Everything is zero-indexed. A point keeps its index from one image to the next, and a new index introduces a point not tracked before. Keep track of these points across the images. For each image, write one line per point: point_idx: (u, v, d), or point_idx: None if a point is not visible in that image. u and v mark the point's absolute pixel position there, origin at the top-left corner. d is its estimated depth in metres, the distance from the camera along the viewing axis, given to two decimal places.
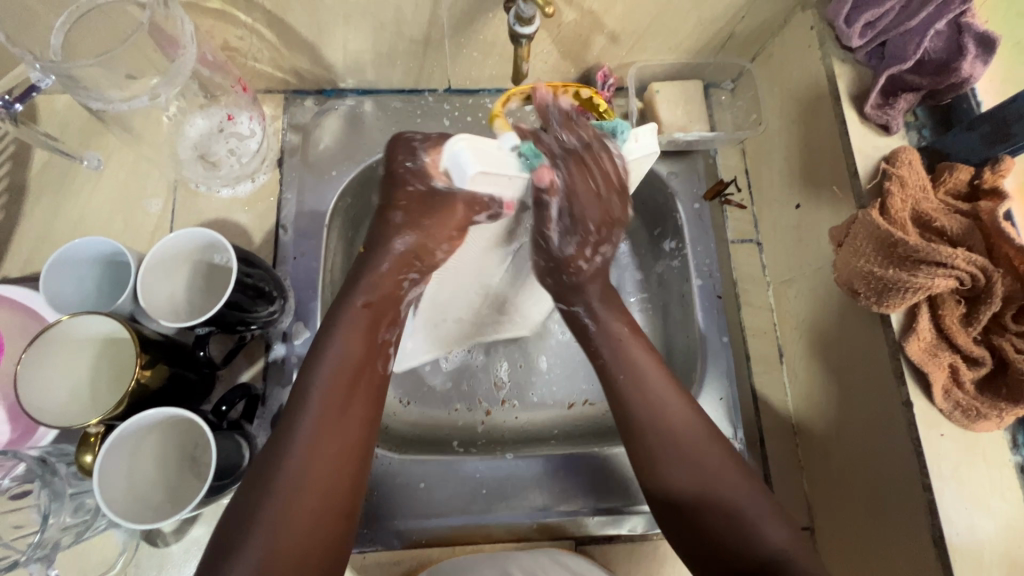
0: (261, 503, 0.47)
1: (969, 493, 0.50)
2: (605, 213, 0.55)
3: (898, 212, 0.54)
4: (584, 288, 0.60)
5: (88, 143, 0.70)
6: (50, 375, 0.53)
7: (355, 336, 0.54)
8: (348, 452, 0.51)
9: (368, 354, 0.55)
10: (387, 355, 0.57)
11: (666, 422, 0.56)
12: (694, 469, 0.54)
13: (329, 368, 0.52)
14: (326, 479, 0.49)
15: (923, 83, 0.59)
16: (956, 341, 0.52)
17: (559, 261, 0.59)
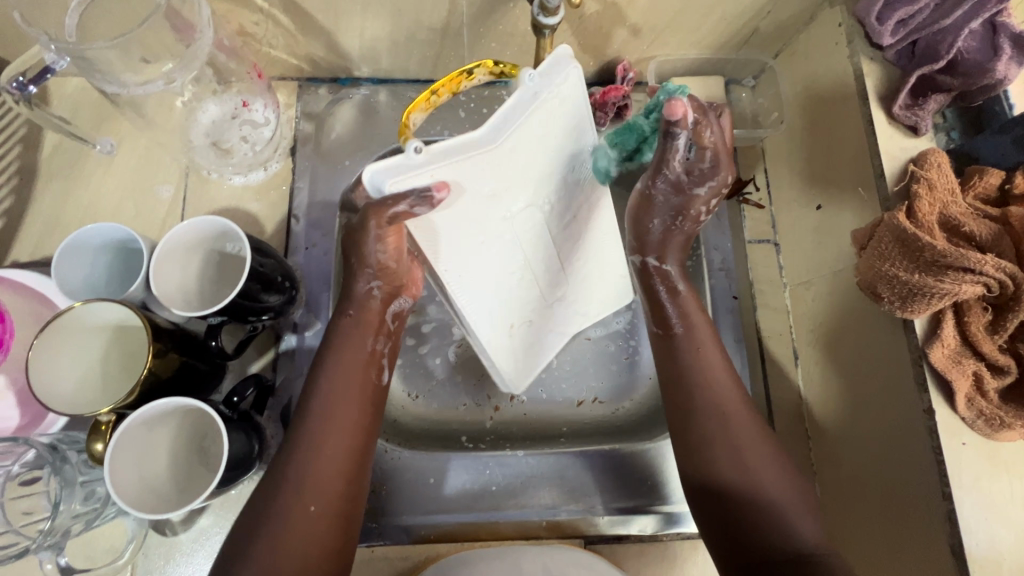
0: (267, 512, 0.48)
1: (990, 504, 0.50)
2: (708, 174, 0.53)
3: (925, 215, 0.53)
4: (670, 241, 0.60)
5: (100, 127, 0.69)
6: (62, 361, 0.52)
7: (349, 346, 0.55)
8: (349, 459, 0.51)
9: (365, 362, 0.55)
10: (379, 364, 0.56)
11: (722, 410, 0.55)
12: (747, 458, 0.53)
13: (331, 377, 0.53)
14: (328, 485, 0.49)
15: (955, 83, 0.57)
16: (981, 349, 0.51)
17: (681, 204, 0.56)
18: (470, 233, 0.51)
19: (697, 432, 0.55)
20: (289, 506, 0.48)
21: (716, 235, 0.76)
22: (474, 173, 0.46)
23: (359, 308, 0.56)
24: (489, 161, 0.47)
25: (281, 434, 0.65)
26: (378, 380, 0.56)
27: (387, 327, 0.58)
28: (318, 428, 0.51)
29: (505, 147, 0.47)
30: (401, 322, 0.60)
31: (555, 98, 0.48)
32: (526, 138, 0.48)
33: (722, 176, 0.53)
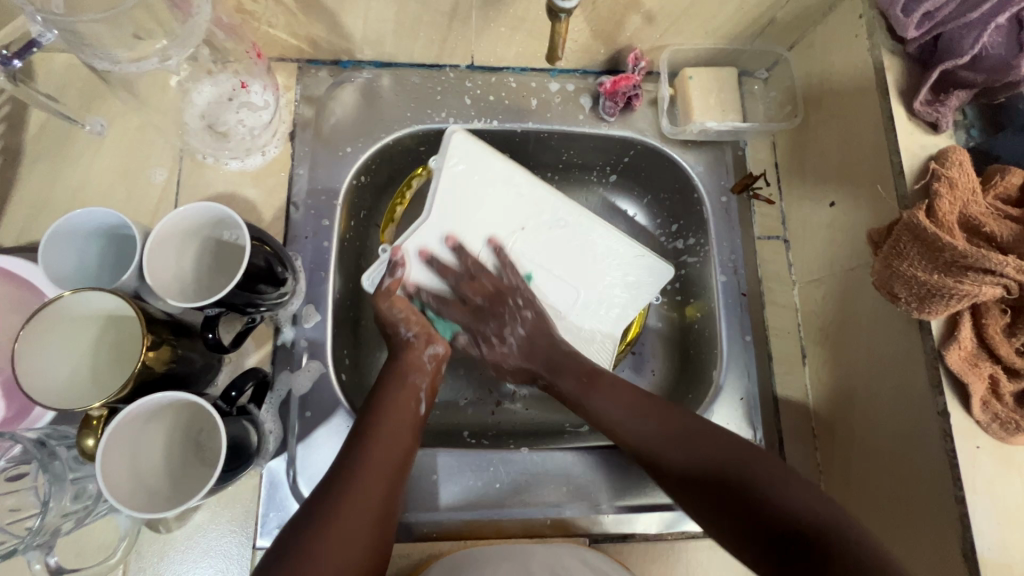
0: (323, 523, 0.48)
1: (1003, 509, 0.49)
2: (507, 287, 0.68)
3: (946, 214, 0.52)
4: (499, 325, 0.68)
5: (90, 106, 0.66)
6: (53, 350, 0.50)
7: (398, 389, 0.60)
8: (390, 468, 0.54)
9: (410, 397, 0.60)
10: (416, 396, 0.61)
11: (670, 415, 0.59)
12: (711, 455, 0.54)
13: (384, 415, 0.57)
14: (372, 489, 0.51)
15: (978, 78, 0.56)
16: (998, 352, 0.51)
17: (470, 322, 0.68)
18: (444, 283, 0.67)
19: (648, 445, 0.58)
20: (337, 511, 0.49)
21: (725, 231, 0.75)
22: (427, 245, 0.67)
23: (403, 351, 0.63)
24: (441, 230, 0.67)
25: (280, 428, 0.63)
26: (417, 413, 0.60)
27: (423, 365, 0.63)
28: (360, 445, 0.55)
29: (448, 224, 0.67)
30: (439, 362, 0.65)
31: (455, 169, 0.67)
32: (454, 206, 0.67)
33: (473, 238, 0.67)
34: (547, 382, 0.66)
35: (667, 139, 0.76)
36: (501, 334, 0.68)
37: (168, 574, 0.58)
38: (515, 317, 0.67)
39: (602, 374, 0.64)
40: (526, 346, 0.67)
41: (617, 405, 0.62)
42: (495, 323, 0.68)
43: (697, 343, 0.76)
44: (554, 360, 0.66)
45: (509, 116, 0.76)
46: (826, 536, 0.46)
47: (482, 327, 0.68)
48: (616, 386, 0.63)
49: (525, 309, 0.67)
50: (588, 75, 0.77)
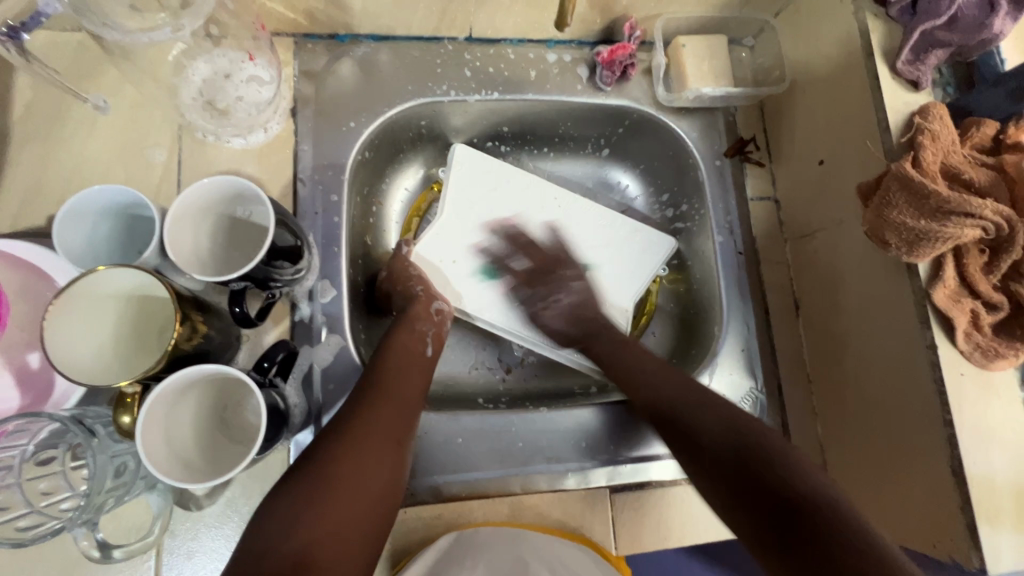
0: (330, 446, 0.51)
1: (983, 428, 0.55)
2: (563, 261, 0.79)
3: (930, 164, 0.56)
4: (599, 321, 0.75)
5: (80, 84, 0.64)
6: (77, 331, 0.49)
7: (402, 335, 0.66)
8: (386, 437, 0.54)
9: (416, 339, 0.67)
10: (425, 341, 0.68)
11: (684, 391, 0.61)
12: (726, 426, 0.55)
13: (390, 356, 0.63)
14: (380, 432, 0.54)
15: (954, 38, 0.60)
16: (978, 288, 0.55)
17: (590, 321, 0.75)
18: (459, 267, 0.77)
19: (673, 408, 0.60)
20: (321, 479, 0.48)
21: (720, 193, 0.78)
22: (440, 234, 0.77)
23: (410, 305, 0.70)
24: (448, 222, 0.77)
25: (304, 402, 0.63)
26: (425, 355, 0.67)
27: (431, 316, 0.70)
28: (351, 419, 0.54)
29: (456, 230, 0.78)
30: (445, 317, 0.72)
31: (461, 170, 0.78)
32: (463, 203, 0.78)
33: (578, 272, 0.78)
34: (585, 346, 0.73)
35: (662, 106, 0.79)
36: (551, 295, 0.76)
37: (202, 550, 0.58)
38: (569, 284, 0.77)
39: (631, 342, 0.70)
40: (577, 310, 0.75)
41: (647, 367, 0.65)
42: (545, 288, 0.76)
43: (698, 303, 0.81)
44: (593, 330, 0.73)
45: (509, 87, 0.77)
46: (822, 512, 0.45)
47: (539, 291, 0.76)
48: (642, 355, 0.67)
49: (575, 279, 0.77)
50: (584, 45, 0.79)
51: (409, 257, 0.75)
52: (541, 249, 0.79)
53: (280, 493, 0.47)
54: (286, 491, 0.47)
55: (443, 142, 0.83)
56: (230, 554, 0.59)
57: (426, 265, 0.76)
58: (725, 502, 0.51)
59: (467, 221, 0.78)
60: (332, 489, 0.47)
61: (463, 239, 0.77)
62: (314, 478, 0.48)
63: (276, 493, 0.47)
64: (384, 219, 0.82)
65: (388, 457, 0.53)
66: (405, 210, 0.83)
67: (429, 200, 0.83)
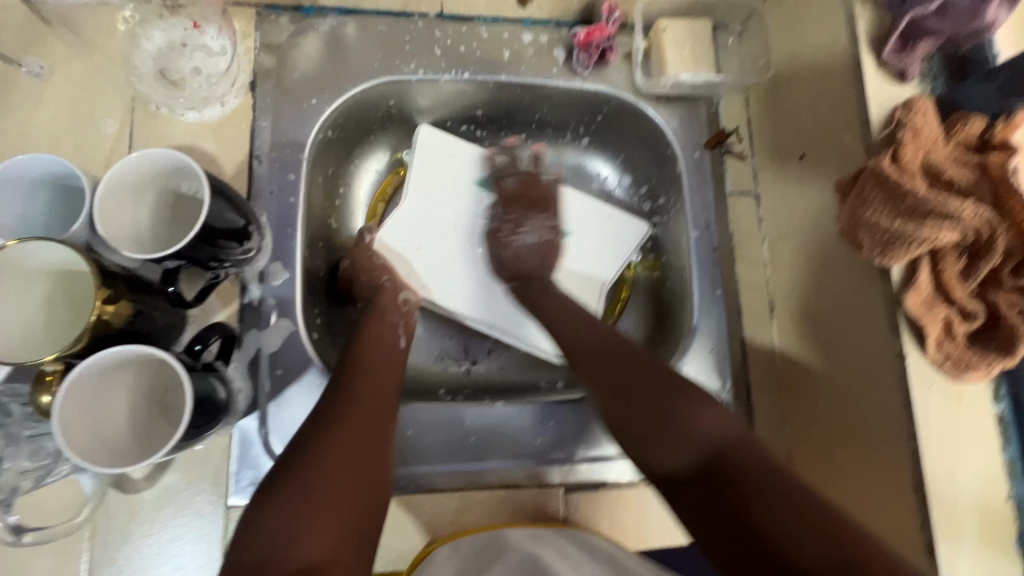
0: (310, 440, 0.50)
1: (950, 443, 0.52)
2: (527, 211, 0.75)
3: (909, 161, 0.53)
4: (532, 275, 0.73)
5: (26, 50, 0.61)
6: (0, 304, 0.48)
7: (374, 327, 0.65)
8: (366, 437, 0.52)
9: (388, 331, 0.65)
10: (397, 333, 0.66)
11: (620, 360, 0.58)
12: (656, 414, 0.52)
13: (365, 349, 0.62)
14: (356, 422, 0.53)
15: (945, 28, 0.55)
16: (953, 295, 0.52)
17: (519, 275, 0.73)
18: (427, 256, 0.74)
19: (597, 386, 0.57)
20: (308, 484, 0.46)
21: (698, 186, 0.75)
22: (405, 221, 0.75)
23: (377, 295, 0.68)
24: (413, 208, 0.75)
25: (250, 387, 0.62)
26: (398, 346, 0.65)
27: (399, 306, 0.68)
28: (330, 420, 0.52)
29: (424, 216, 0.75)
30: (412, 308, 0.70)
31: (425, 152, 0.75)
32: (429, 188, 0.76)
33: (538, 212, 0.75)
34: (522, 285, 0.72)
35: (641, 93, 0.75)
36: (520, 228, 0.74)
37: (137, 534, 0.57)
38: (543, 223, 0.74)
39: (569, 301, 0.68)
40: (543, 250, 0.74)
41: (573, 330, 0.63)
42: (520, 213, 0.75)
43: (670, 299, 0.78)
44: (531, 273, 0.73)
45: (481, 67, 0.74)
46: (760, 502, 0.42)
47: (512, 215, 0.75)
48: (560, 306, 0.67)
49: (553, 225, 0.75)
50: (562, 26, 0.75)
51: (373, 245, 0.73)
52: (517, 179, 0.76)
53: (268, 502, 0.45)
54: (276, 487, 0.46)
55: (414, 124, 0.80)
56: (167, 539, 0.57)
57: (390, 253, 0.73)
58: (681, 499, 0.47)
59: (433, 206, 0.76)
60: (324, 483, 0.46)
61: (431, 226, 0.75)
62: (297, 473, 0.47)
63: (261, 504, 0.45)
64: (351, 203, 0.79)
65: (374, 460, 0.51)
66: (372, 192, 0.80)
67: (395, 183, 0.81)
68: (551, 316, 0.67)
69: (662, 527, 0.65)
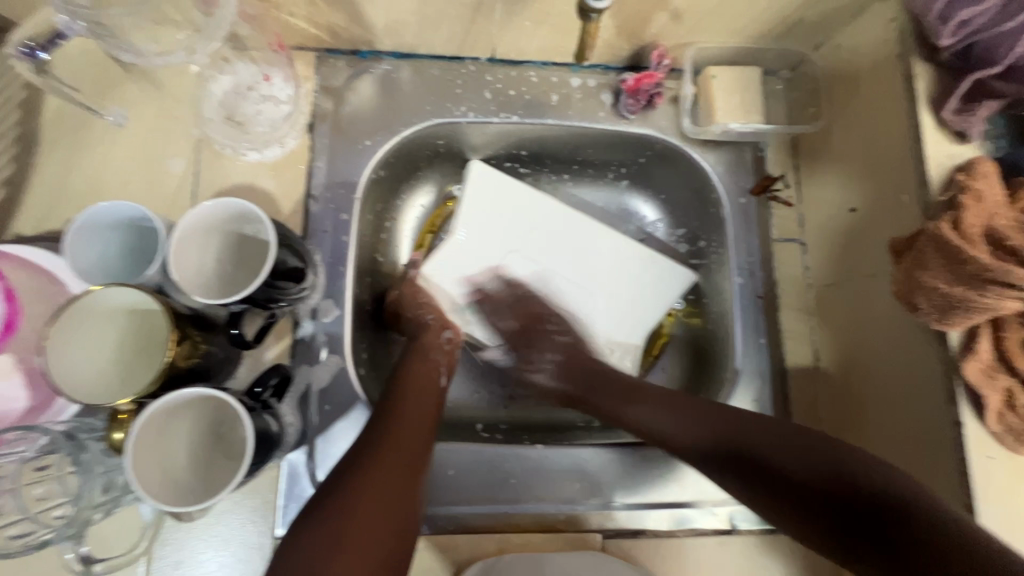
0: (351, 475, 0.51)
1: (1014, 521, 0.50)
2: (539, 308, 0.76)
3: (971, 226, 0.51)
4: (563, 390, 0.72)
5: (106, 93, 0.65)
6: (79, 347, 0.50)
7: (419, 362, 0.66)
8: (402, 474, 0.53)
9: (431, 368, 0.66)
10: (439, 371, 0.67)
11: (671, 397, 0.63)
12: (710, 428, 0.58)
13: (409, 383, 0.63)
14: (396, 459, 0.54)
15: (1010, 90, 0.54)
16: (1017, 365, 0.50)
17: (563, 397, 0.72)
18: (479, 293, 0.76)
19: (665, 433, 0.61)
20: (342, 519, 0.47)
21: (743, 232, 0.75)
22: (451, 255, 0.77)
23: (422, 328, 0.70)
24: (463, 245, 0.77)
25: (299, 422, 0.63)
26: (439, 384, 0.66)
27: (442, 345, 0.69)
28: (369, 454, 0.53)
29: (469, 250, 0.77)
30: (455, 345, 0.71)
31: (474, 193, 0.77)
32: (478, 223, 0.77)
33: (532, 338, 0.75)
34: (576, 403, 0.71)
35: (688, 138, 0.76)
36: (534, 359, 0.74)
37: (190, 560, 0.59)
38: (552, 348, 0.74)
39: (642, 389, 0.67)
40: (562, 370, 0.72)
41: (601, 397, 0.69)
42: (526, 350, 0.75)
43: (712, 344, 0.77)
44: (582, 379, 0.71)
45: (529, 110, 0.75)
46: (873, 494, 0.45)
47: (519, 343, 0.75)
48: (624, 395, 0.67)
49: (560, 336, 0.74)
50: (610, 71, 0.76)
51: (415, 279, 0.75)
52: (505, 293, 0.76)
53: (307, 535, 0.46)
54: (315, 516, 0.47)
55: (461, 160, 0.82)
56: (217, 567, 0.59)
57: (433, 286, 0.76)
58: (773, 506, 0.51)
59: (481, 243, 0.77)
60: (360, 516, 0.48)
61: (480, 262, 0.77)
62: (334, 508, 0.48)
63: (298, 530, 0.47)
64: (397, 236, 0.81)
65: (405, 492, 0.52)
66: (418, 226, 0.82)
67: (444, 215, 0.82)
68: (608, 405, 0.68)
69: None
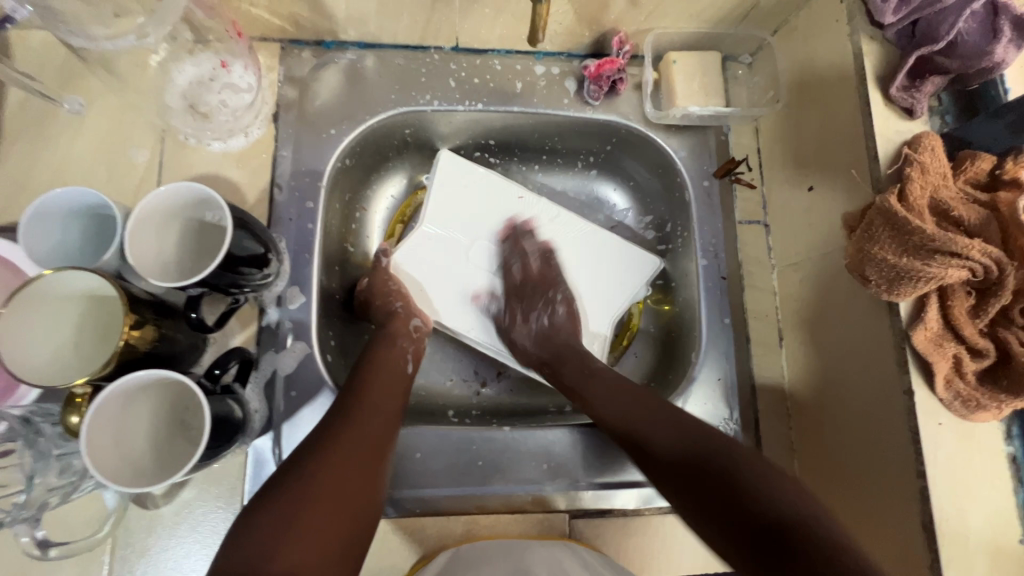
0: (312, 456, 0.52)
1: (959, 484, 0.51)
2: (554, 281, 0.76)
3: (916, 198, 0.53)
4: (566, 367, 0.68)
5: (68, 84, 0.65)
6: (32, 332, 0.50)
7: (384, 350, 0.66)
8: (365, 455, 0.54)
9: (396, 354, 0.67)
10: (406, 356, 0.68)
11: (648, 410, 0.58)
12: (680, 438, 0.54)
13: (372, 369, 0.63)
14: (356, 440, 0.54)
15: (953, 65, 0.57)
16: (962, 332, 0.52)
17: (549, 361, 0.70)
18: (450, 281, 0.76)
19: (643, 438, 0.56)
20: (301, 497, 0.48)
21: (707, 214, 0.76)
22: (421, 245, 0.76)
23: (389, 318, 0.69)
24: (433, 236, 0.76)
25: (265, 408, 0.64)
26: (406, 371, 0.66)
27: (409, 332, 0.69)
28: (330, 435, 0.54)
29: (439, 240, 0.76)
30: (423, 334, 0.71)
31: (442, 183, 0.76)
32: (446, 212, 0.76)
33: (540, 296, 0.74)
34: (553, 370, 0.69)
35: (651, 124, 0.77)
36: (531, 313, 0.73)
37: (155, 547, 0.59)
38: (550, 304, 0.74)
39: (601, 373, 0.65)
40: (544, 334, 0.72)
41: (605, 400, 0.62)
42: (528, 301, 0.74)
43: (680, 327, 0.78)
44: (560, 351, 0.70)
45: (494, 98, 0.76)
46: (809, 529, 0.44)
47: (518, 308, 0.74)
48: (610, 387, 0.62)
49: (559, 304, 0.74)
50: (573, 59, 0.77)
51: (388, 268, 0.74)
52: (537, 266, 0.76)
53: (263, 512, 0.46)
54: (275, 494, 0.48)
55: (429, 150, 0.82)
56: (183, 553, 0.59)
57: (404, 276, 0.75)
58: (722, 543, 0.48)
59: (447, 234, 0.76)
60: (320, 493, 0.48)
61: (451, 250, 0.76)
62: (294, 486, 0.48)
63: (255, 507, 0.47)
64: (367, 226, 0.81)
65: (366, 472, 0.53)
66: (389, 216, 0.83)
67: (414, 206, 0.82)
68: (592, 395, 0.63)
69: (667, 557, 0.65)
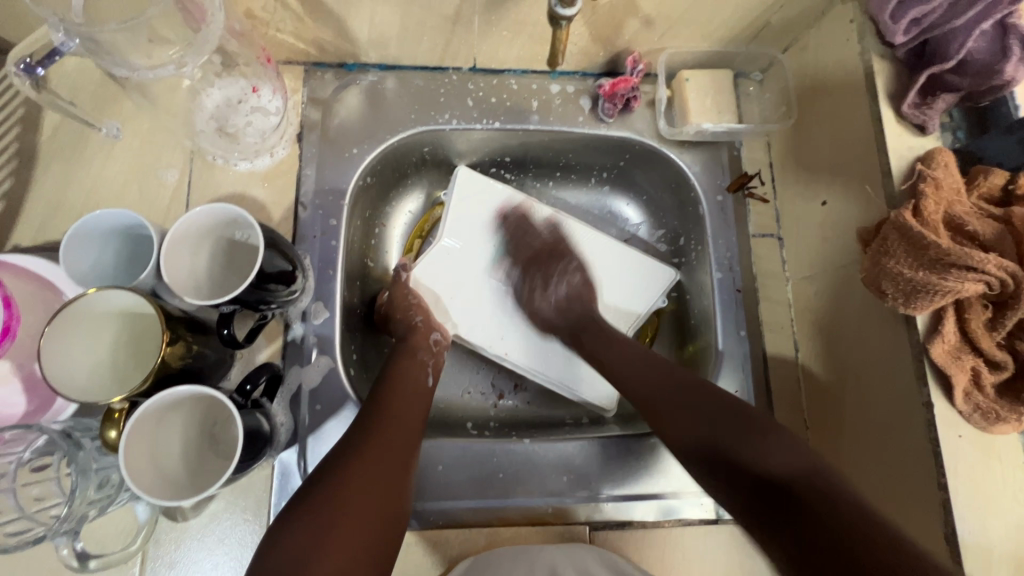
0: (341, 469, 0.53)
1: (981, 496, 0.52)
2: (563, 252, 0.79)
3: (931, 214, 0.54)
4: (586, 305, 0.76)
5: (102, 108, 0.67)
6: (72, 349, 0.51)
7: (404, 363, 0.68)
8: (391, 468, 0.55)
9: (416, 367, 0.68)
10: (426, 369, 0.69)
11: (675, 389, 0.62)
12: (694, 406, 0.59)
13: (394, 382, 0.65)
14: (383, 452, 0.56)
15: (964, 83, 0.58)
16: (979, 345, 0.53)
17: (574, 321, 0.75)
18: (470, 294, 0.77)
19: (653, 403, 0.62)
20: (332, 508, 0.49)
21: (721, 228, 0.77)
22: (439, 259, 0.77)
23: (410, 331, 0.71)
24: (452, 249, 0.77)
25: (291, 421, 0.65)
26: (427, 384, 0.68)
27: (430, 346, 0.71)
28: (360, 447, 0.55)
29: (459, 255, 0.78)
30: (442, 348, 0.73)
31: (461, 195, 0.78)
32: (467, 226, 0.78)
33: (560, 261, 0.78)
34: (576, 335, 0.74)
35: (665, 139, 0.78)
36: (548, 283, 0.77)
37: (185, 560, 0.60)
38: (567, 271, 0.78)
39: (616, 335, 0.72)
40: (566, 301, 0.75)
41: (622, 365, 0.67)
42: (546, 267, 0.78)
43: (696, 340, 0.79)
44: (579, 318, 0.75)
45: (510, 116, 0.78)
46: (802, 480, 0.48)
47: (537, 274, 0.78)
48: (620, 349, 0.69)
49: (576, 271, 0.78)
50: (588, 77, 0.79)
51: (408, 282, 0.75)
52: (545, 238, 0.79)
53: (295, 527, 0.47)
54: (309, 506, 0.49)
55: (447, 165, 0.84)
56: (211, 566, 0.60)
57: (422, 289, 0.76)
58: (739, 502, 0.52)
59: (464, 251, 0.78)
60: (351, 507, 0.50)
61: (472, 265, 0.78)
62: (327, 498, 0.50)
63: (286, 518, 0.48)
64: (387, 241, 0.83)
65: (394, 485, 0.54)
66: (407, 232, 0.84)
67: (432, 221, 0.84)
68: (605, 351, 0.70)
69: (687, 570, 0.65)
